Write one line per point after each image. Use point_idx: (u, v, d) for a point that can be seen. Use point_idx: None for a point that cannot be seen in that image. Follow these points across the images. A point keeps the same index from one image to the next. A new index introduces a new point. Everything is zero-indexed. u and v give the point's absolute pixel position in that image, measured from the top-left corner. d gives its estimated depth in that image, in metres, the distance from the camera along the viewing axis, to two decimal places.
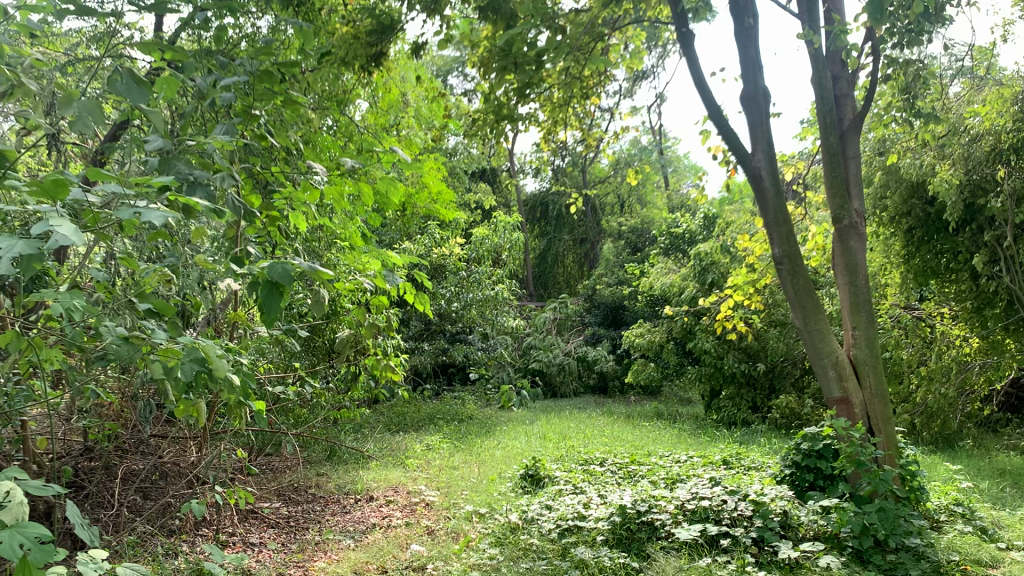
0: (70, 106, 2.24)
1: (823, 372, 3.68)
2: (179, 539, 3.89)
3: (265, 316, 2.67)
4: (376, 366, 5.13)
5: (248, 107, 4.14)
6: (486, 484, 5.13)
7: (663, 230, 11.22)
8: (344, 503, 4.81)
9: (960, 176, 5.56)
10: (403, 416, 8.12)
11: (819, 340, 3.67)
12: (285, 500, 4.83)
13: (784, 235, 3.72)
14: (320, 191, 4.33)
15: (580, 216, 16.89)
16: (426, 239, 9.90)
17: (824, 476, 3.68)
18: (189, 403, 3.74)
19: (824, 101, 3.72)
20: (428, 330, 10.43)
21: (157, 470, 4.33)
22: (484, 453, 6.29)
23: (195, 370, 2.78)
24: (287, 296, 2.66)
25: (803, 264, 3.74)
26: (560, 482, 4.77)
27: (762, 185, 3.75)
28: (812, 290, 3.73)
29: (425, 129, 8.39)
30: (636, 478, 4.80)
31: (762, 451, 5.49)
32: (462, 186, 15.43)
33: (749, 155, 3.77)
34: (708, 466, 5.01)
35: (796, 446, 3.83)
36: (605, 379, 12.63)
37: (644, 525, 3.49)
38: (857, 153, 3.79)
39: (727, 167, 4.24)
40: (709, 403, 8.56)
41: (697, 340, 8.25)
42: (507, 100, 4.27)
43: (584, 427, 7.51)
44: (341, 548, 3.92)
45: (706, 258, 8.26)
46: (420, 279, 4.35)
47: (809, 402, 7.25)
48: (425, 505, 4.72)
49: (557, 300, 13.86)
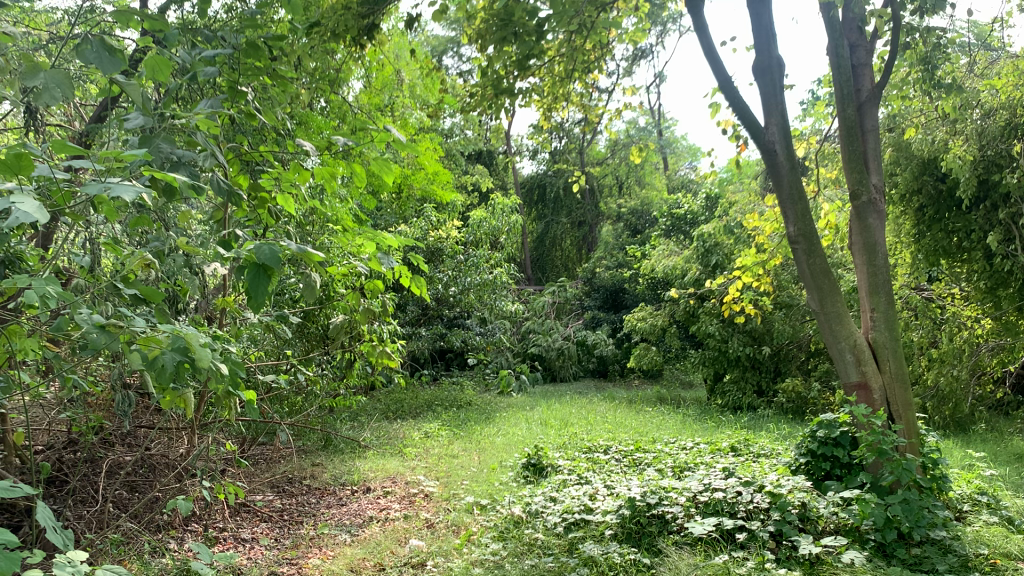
0: (34, 76, 1.96)
1: (840, 357, 3.51)
2: (167, 536, 3.71)
3: (253, 301, 2.53)
4: (372, 353, 4.96)
5: (234, 83, 3.95)
6: (487, 473, 4.96)
7: (664, 211, 11.01)
8: (340, 495, 4.64)
9: (974, 152, 5.40)
10: (400, 403, 7.94)
11: (837, 323, 3.50)
12: (280, 492, 4.65)
13: (800, 213, 3.53)
14: (309, 169, 4.11)
15: (578, 198, 16.67)
16: (423, 222, 9.69)
17: (842, 465, 3.53)
18: (176, 393, 3.56)
19: (842, 70, 3.52)
20: (425, 315, 10.23)
21: (144, 463, 4.15)
22: (484, 440, 6.12)
23: (179, 360, 2.61)
24: (276, 276, 2.50)
25: (820, 244, 3.56)
26: (564, 471, 4.60)
27: (776, 160, 3.56)
28: (829, 271, 3.55)
29: (420, 108, 8.17)
30: (642, 467, 4.63)
31: (771, 437, 5.33)
32: (457, 168, 15.19)
33: (762, 128, 3.59)
34: (716, 453, 4.85)
35: (812, 433, 3.66)
36: (605, 363, 12.46)
37: (654, 518, 3.31)
38: (875, 126, 3.60)
39: (737, 142, 4.04)
40: (713, 387, 8.39)
41: (700, 323, 8.08)
42: (506, 73, 4.07)
43: (585, 412, 7.34)
44: (337, 544, 3.75)
45: (708, 239, 8.08)
46: (417, 261, 4.15)
47: (816, 385, 7.09)
48: (424, 496, 4.56)
49: (556, 284, 13.67)
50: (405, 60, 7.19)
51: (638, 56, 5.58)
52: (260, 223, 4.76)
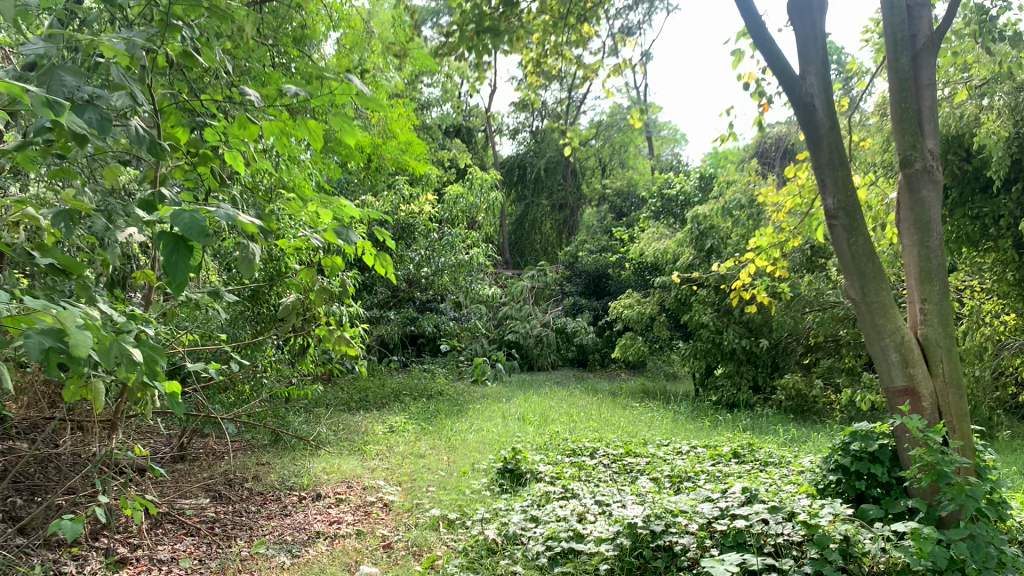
0: None
1: (883, 356, 2.92)
2: (64, 556, 3.04)
3: (169, 280, 2.13)
4: (328, 339, 4.33)
5: (163, 12, 3.28)
6: (456, 479, 4.34)
7: (654, 192, 10.41)
8: (284, 502, 4.00)
9: (1009, 129, 4.81)
10: (365, 392, 7.30)
11: (881, 315, 2.92)
12: (215, 499, 4.01)
13: (841, 181, 2.95)
14: (242, 118, 3.33)
15: (559, 180, 16.08)
16: (393, 196, 9.05)
17: (881, 484, 2.99)
18: (77, 383, 2.88)
19: (895, 11, 2.92)
20: (396, 298, 9.60)
21: (51, 465, 3.49)
22: (455, 437, 5.50)
23: (42, 346, 1.91)
24: (190, 249, 2.15)
25: (862, 219, 2.97)
26: (545, 479, 4.01)
27: (815, 117, 2.97)
28: (873, 253, 2.95)
29: (394, 68, 7.48)
30: (633, 476, 4.04)
31: (779, 442, 4.76)
32: (434, 142, 14.52)
33: (797, 79, 3.00)
34: (717, 461, 4.28)
35: (845, 445, 3.10)
36: (584, 352, 11.87)
37: (660, 551, 2.74)
38: (933, 79, 2.99)
39: (761, 100, 3.47)
40: (704, 381, 7.85)
41: (693, 312, 7.52)
42: (491, 8, 3.42)
43: (567, 407, 6.75)
44: (272, 568, 3.11)
45: (703, 221, 7.49)
46: (380, 235, 3.47)
47: (818, 383, 6.58)
48: (383, 505, 3.93)
49: (535, 268, 13.05)
50: (379, 14, 6.52)
51: (629, 27, 4.99)
52: (200, 186, 4.11)
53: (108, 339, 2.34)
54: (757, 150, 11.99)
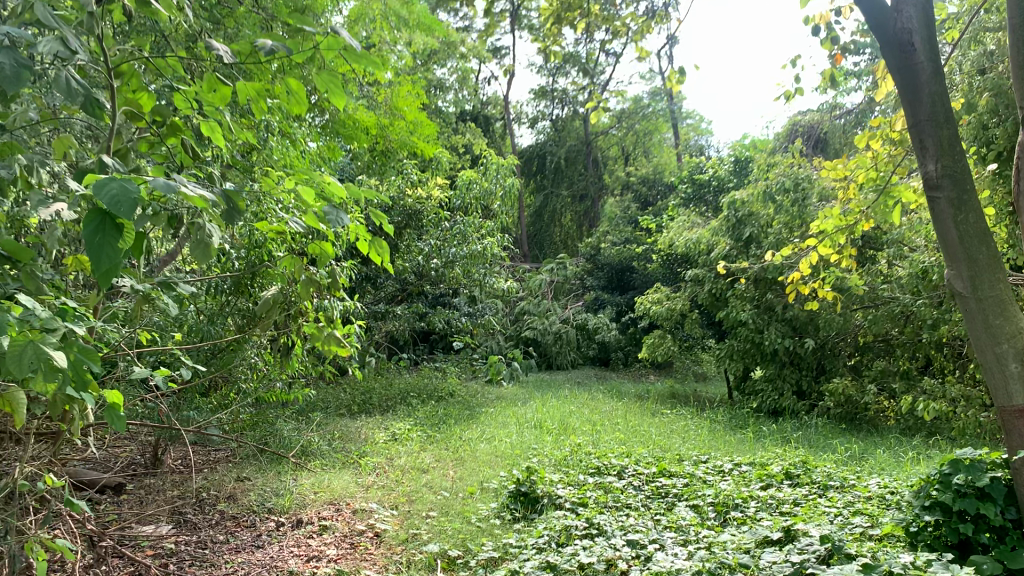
0: None
1: (999, 366, 2.27)
2: None
3: (95, 269, 1.52)
4: (316, 340, 3.69)
5: None
6: (461, 502, 3.72)
7: (685, 177, 9.75)
8: (258, 530, 3.41)
9: None
10: (369, 393, 6.73)
11: (997, 314, 2.26)
12: (178, 526, 3.43)
13: (945, 142, 2.30)
14: (235, 86, 2.22)
15: (580, 169, 15.48)
16: (399, 180, 8.44)
17: (992, 528, 2.36)
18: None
19: None
20: (405, 292, 9.00)
21: None
22: (463, 448, 4.90)
23: None
24: (124, 228, 1.55)
25: (972, 191, 2.31)
26: (566, 507, 3.40)
27: (913, 60, 2.33)
28: (986, 234, 2.30)
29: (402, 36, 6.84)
30: (669, 503, 3.41)
31: (836, 460, 4.12)
32: (447, 128, 13.88)
33: (889, 10, 2.35)
34: (768, 484, 3.65)
35: (942, 475, 2.48)
36: (606, 350, 11.26)
37: None
38: None
39: (834, 46, 2.91)
40: (740, 385, 7.21)
41: (730, 310, 6.89)
42: None
43: (590, 413, 6.11)
44: None
45: (740, 208, 6.83)
46: (379, 221, 2.43)
47: (871, 389, 5.94)
48: (373, 536, 3.32)
49: (554, 260, 12.46)
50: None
51: None
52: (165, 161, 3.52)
53: (17, 336, 1.66)
54: (790, 138, 11.31)
